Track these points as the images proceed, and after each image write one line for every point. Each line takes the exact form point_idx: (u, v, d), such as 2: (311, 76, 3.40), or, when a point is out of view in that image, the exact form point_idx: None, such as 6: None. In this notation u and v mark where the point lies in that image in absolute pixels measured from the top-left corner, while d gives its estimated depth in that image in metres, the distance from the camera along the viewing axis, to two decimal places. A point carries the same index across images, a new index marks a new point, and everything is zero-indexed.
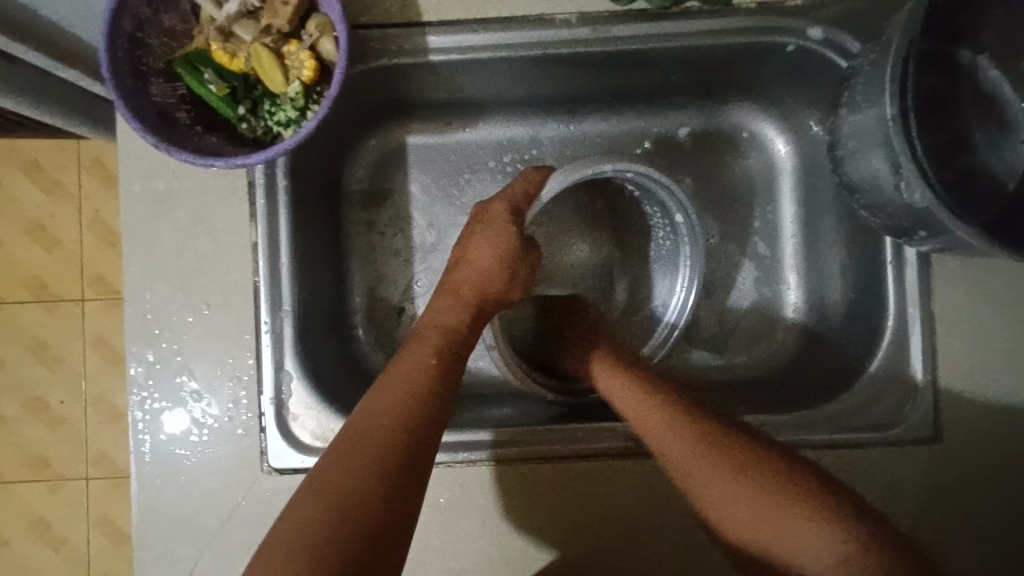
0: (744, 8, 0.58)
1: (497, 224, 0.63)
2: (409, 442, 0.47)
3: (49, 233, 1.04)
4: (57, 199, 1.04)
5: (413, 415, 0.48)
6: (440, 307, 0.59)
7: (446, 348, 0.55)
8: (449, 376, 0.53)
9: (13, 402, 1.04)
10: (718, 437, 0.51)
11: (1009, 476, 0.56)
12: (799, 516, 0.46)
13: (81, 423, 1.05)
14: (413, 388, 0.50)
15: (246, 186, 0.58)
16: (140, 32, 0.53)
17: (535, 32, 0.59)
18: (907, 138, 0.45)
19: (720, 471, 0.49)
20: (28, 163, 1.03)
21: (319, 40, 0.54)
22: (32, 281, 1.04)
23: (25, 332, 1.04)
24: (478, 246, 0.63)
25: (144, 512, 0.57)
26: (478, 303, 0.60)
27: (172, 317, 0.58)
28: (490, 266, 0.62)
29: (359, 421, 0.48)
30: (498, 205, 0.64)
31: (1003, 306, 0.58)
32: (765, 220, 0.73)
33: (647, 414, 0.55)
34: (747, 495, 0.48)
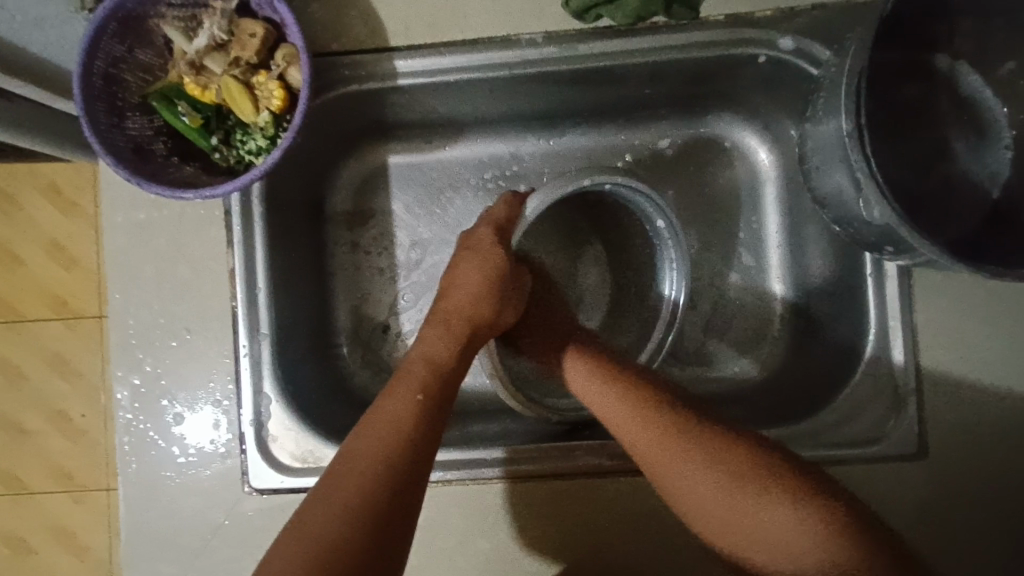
0: (712, 22, 0.57)
1: (486, 247, 0.61)
2: (394, 486, 0.47)
3: (67, 252, 1.08)
4: (74, 220, 1.08)
5: (399, 457, 0.48)
6: (428, 337, 0.58)
7: (433, 383, 0.54)
8: (435, 413, 0.52)
9: (36, 415, 1.08)
10: (691, 425, 0.52)
11: (997, 493, 0.55)
12: (775, 501, 0.47)
13: (101, 435, 1.09)
14: (401, 431, 0.50)
15: (223, 214, 0.60)
16: (115, 68, 0.55)
17: (501, 53, 0.59)
18: (864, 154, 0.45)
19: (703, 465, 0.50)
20: (46, 186, 1.07)
21: (287, 70, 0.55)
22: (53, 299, 1.08)
23: (47, 348, 1.08)
24: (467, 272, 0.61)
25: (132, 532, 0.59)
26: (468, 332, 0.59)
27: (155, 342, 0.60)
28: (478, 293, 0.60)
29: (344, 463, 0.48)
30: (485, 229, 0.63)
31: (990, 317, 0.56)
32: (752, 230, 0.71)
33: (624, 411, 0.55)
34: (723, 485, 0.49)
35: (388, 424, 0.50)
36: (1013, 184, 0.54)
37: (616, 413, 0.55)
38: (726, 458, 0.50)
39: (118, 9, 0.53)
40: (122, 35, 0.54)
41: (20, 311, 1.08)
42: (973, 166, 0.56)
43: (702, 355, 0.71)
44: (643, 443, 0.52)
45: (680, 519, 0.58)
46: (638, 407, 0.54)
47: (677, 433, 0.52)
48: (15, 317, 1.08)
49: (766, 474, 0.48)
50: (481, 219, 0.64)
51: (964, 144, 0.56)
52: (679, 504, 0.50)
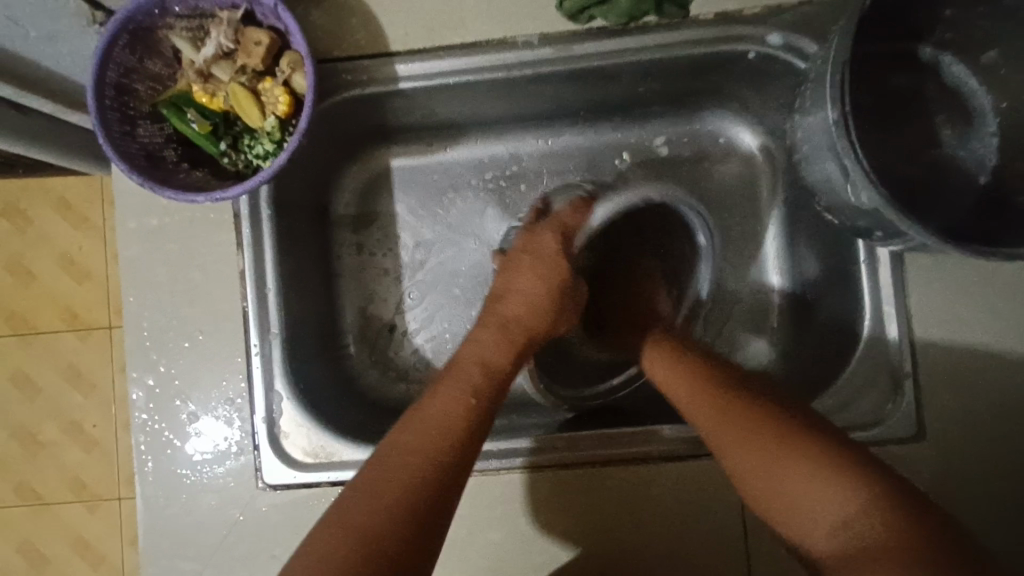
0: (701, 20, 0.59)
1: (548, 256, 0.63)
2: (443, 483, 0.47)
3: (79, 265, 1.10)
4: (85, 233, 1.10)
5: (449, 455, 0.49)
6: (483, 338, 0.58)
7: (484, 384, 0.54)
8: (485, 414, 0.52)
9: (51, 425, 1.10)
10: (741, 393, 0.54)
11: (995, 473, 0.56)
12: (807, 461, 0.47)
13: (114, 444, 1.10)
14: (449, 426, 0.50)
15: (232, 218, 0.62)
16: (127, 78, 0.57)
17: (498, 55, 0.61)
18: (851, 142, 0.46)
19: (745, 428, 0.51)
20: (57, 200, 1.10)
21: (291, 76, 0.57)
22: (65, 311, 1.10)
23: (61, 360, 1.10)
24: (527, 278, 0.62)
25: (149, 529, 0.60)
26: (524, 338, 0.59)
27: (169, 344, 0.61)
28: (534, 300, 0.61)
29: (393, 454, 0.48)
30: (548, 236, 0.65)
31: (984, 300, 0.57)
32: (749, 223, 0.73)
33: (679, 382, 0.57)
34: (765, 445, 0.49)
35: (440, 422, 0.50)
36: (1001, 169, 0.56)
37: (671, 378, 0.59)
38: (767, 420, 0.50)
39: (129, 21, 0.55)
40: (133, 46, 0.56)
41: (33, 323, 1.10)
42: (961, 153, 0.57)
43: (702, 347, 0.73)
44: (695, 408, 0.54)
45: (684, 506, 0.59)
46: (692, 378, 0.57)
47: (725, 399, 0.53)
48: (29, 329, 1.10)
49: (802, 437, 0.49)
50: (544, 226, 0.66)
51: (950, 132, 0.58)
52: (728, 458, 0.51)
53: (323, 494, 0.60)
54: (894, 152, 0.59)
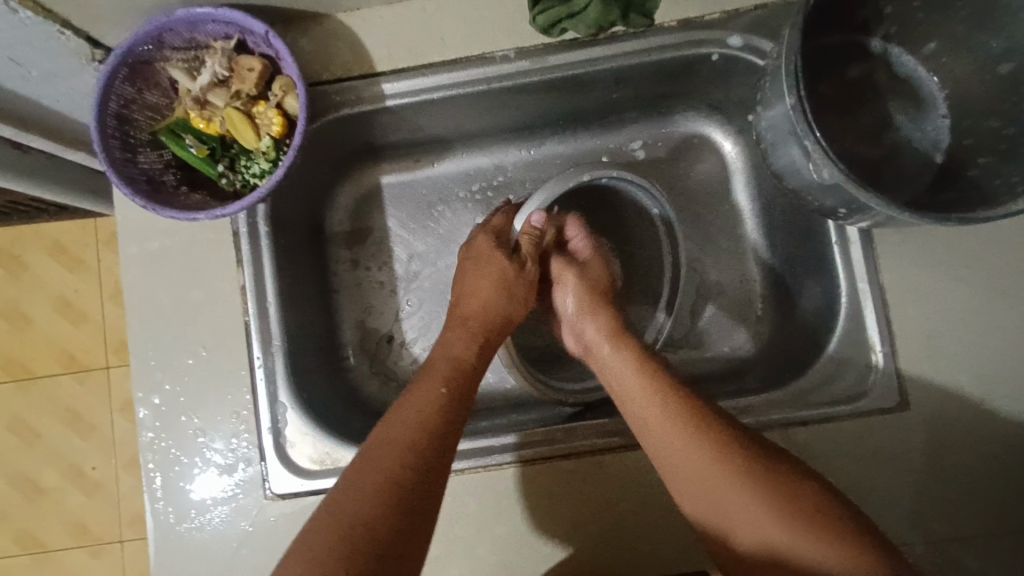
0: (666, 27, 0.63)
1: (486, 254, 0.66)
2: (423, 471, 0.50)
3: (75, 307, 1.12)
4: (80, 276, 1.12)
5: (426, 446, 0.51)
6: (450, 338, 0.62)
7: (457, 376, 0.58)
8: (458, 405, 0.55)
9: (51, 471, 1.10)
10: (750, 457, 0.51)
11: (977, 434, 0.58)
12: (817, 538, 0.46)
13: (114, 486, 1.10)
14: (427, 415, 0.53)
15: (232, 236, 0.64)
16: (126, 109, 0.60)
17: (478, 70, 0.64)
18: (810, 124, 0.49)
19: (753, 502, 0.49)
20: (52, 245, 1.12)
21: (284, 98, 0.60)
22: (62, 354, 1.11)
23: (60, 404, 1.10)
24: (473, 278, 0.66)
25: (160, 546, 0.61)
26: (486, 333, 0.63)
27: (174, 361, 0.63)
28: (487, 293, 0.65)
29: (375, 452, 0.50)
30: (481, 239, 0.68)
31: (953, 271, 0.60)
32: (726, 218, 0.76)
33: (666, 424, 0.54)
34: (775, 525, 0.48)
35: (415, 417, 0.53)
36: (953, 146, 0.59)
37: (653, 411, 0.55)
38: (776, 491, 0.49)
39: (128, 55, 0.58)
40: (132, 79, 0.59)
41: (31, 369, 1.11)
42: (915, 135, 0.61)
43: (690, 338, 0.75)
44: (698, 477, 0.51)
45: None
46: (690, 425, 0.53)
47: (729, 460, 0.51)
48: (26, 375, 1.11)
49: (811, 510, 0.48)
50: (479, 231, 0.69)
51: (903, 117, 0.62)
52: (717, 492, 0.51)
53: None
54: (855, 137, 0.62)
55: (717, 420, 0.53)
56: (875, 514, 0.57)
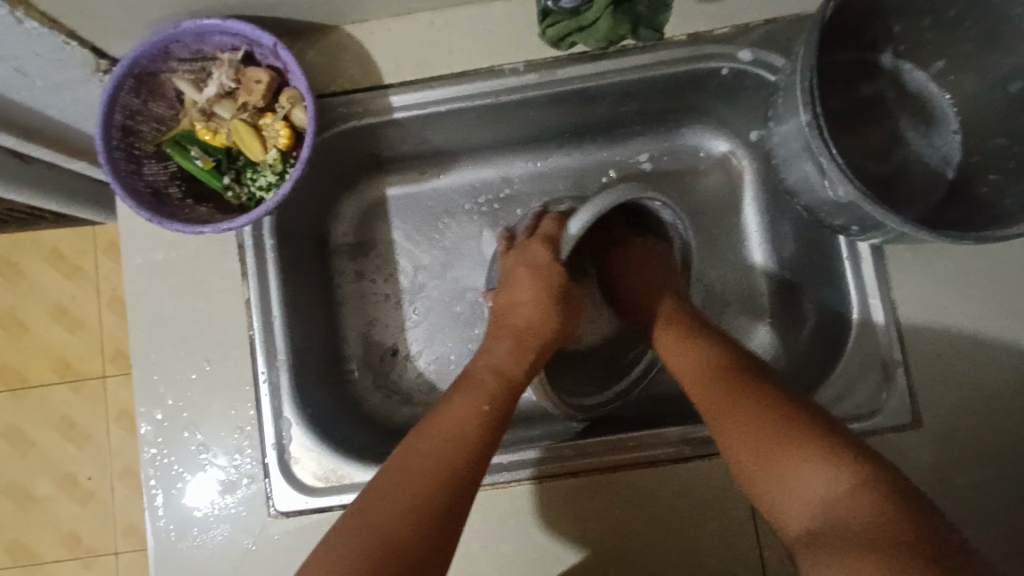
0: (675, 41, 0.62)
1: (543, 265, 0.63)
2: (458, 491, 0.50)
3: (72, 316, 1.11)
4: (78, 283, 1.11)
5: (463, 464, 0.51)
6: (497, 350, 0.61)
7: (500, 391, 0.57)
8: (497, 422, 0.55)
9: (45, 481, 1.08)
10: (740, 387, 0.55)
11: (990, 453, 0.57)
12: (814, 458, 0.48)
13: (109, 497, 1.09)
14: (466, 432, 0.53)
15: (236, 249, 0.64)
16: (131, 120, 0.59)
17: (487, 82, 0.64)
18: (825, 139, 0.49)
19: (742, 429, 0.52)
20: (50, 253, 1.11)
21: (291, 111, 0.60)
22: (60, 363, 1.10)
23: (55, 413, 1.09)
24: (525, 289, 0.63)
25: (161, 564, 0.60)
26: (536, 346, 0.62)
27: (177, 375, 0.62)
28: (540, 308, 0.62)
29: (411, 464, 0.50)
30: (537, 245, 0.64)
31: (964, 288, 0.60)
32: (732, 230, 0.76)
33: (691, 364, 0.60)
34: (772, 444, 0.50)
35: (455, 431, 0.53)
36: (965, 164, 0.59)
37: (684, 355, 0.61)
38: (765, 413, 0.52)
39: (133, 67, 0.57)
40: (138, 90, 0.59)
41: (26, 377, 1.10)
42: (927, 152, 0.61)
43: None
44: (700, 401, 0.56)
45: (692, 507, 0.60)
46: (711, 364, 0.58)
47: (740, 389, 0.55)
48: (22, 383, 1.10)
49: (816, 436, 0.50)
50: (530, 239, 0.65)
51: (914, 133, 0.61)
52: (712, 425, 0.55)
53: (335, 518, 0.60)
54: (865, 153, 0.62)
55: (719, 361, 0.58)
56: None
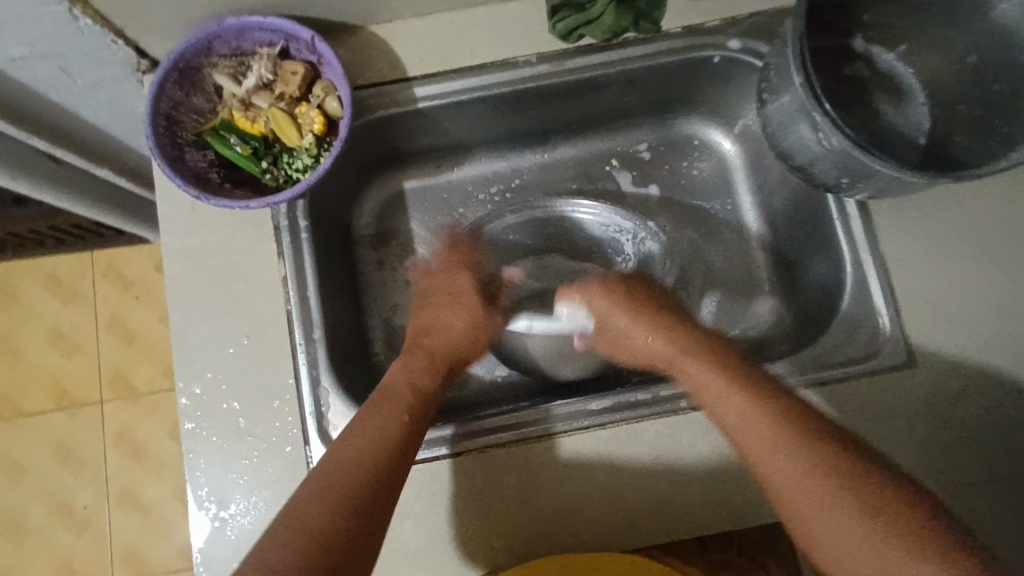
0: (670, 34, 0.70)
1: (446, 303, 0.72)
2: (376, 487, 0.53)
3: (69, 340, 1.19)
4: (75, 305, 1.20)
5: (381, 462, 0.55)
6: (408, 367, 0.65)
7: (416, 402, 0.61)
8: (415, 426, 0.59)
9: (40, 510, 1.14)
10: (835, 456, 0.52)
11: (984, 388, 0.62)
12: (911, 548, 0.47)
13: (106, 523, 1.14)
14: (385, 436, 0.56)
15: (273, 230, 0.67)
16: (175, 111, 0.64)
17: (504, 73, 0.70)
18: (818, 96, 0.56)
19: (841, 508, 0.49)
20: (47, 277, 1.21)
21: (325, 100, 0.65)
22: (55, 388, 1.17)
23: (51, 441, 1.16)
24: (438, 318, 0.71)
25: (206, 534, 0.62)
26: (447, 364, 0.68)
27: (215, 351, 0.65)
28: (449, 331, 0.70)
29: (333, 468, 0.54)
30: (444, 285, 0.74)
31: (946, 240, 0.66)
32: (729, 208, 0.82)
33: (757, 412, 0.55)
34: (821, 496, 0.50)
35: (375, 436, 0.56)
36: (934, 130, 0.66)
37: (745, 408, 0.56)
38: (861, 497, 0.50)
39: (180, 61, 0.62)
40: (181, 83, 0.64)
41: (20, 405, 1.17)
42: (900, 120, 0.67)
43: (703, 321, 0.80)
44: (785, 462, 0.52)
45: (652, 461, 0.64)
46: (766, 411, 0.55)
47: (776, 426, 0.54)
48: (16, 411, 1.16)
49: (912, 529, 0.48)
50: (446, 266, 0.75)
51: (889, 107, 0.68)
52: (792, 489, 0.51)
53: None
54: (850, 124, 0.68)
55: (812, 420, 0.54)
56: None
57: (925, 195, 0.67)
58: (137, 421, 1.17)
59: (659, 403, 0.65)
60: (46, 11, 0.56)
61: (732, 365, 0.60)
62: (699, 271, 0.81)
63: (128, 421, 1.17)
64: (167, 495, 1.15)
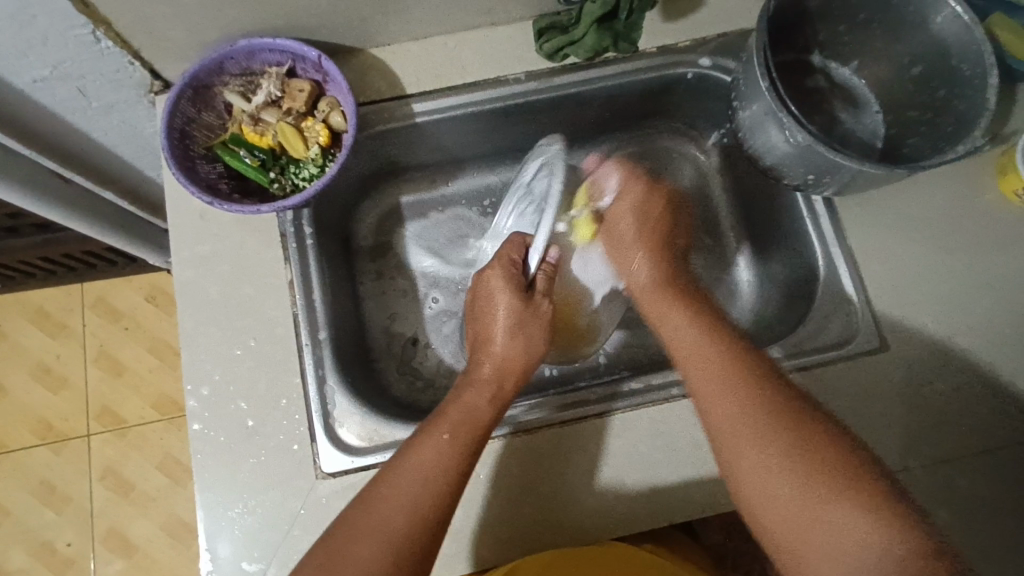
0: (647, 53, 0.76)
1: (499, 296, 0.67)
2: (425, 523, 0.54)
3: (56, 374, 1.18)
4: (64, 340, 1.19)
5: (432, 496, 0.55)
6: (464, 389, 0.63)
7: (467, 428, 0.59)
8: (466, 454, 0.57)
9: (20, 552, 1.11)
10: (799, 416, 0.54)
11: (950, 367, 0.67)
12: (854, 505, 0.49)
13: (90, 562, 1.11)
14: (437, 467, 0.56)
15: (279, 238, 0.71)
16: (188, 126, 0.68)
17: (495, 90, 0.75)
18: (781, 99, 0.63)
19: (792, 468, 0.52)
20: (35, 312, 1.20)
21: (330, 114, 0.70)
22: (40, 424, 1.16)
23: (33, 477, 1.13)
24: (494, 326, 0.67)
25: (213, 534, 0.62)
26: (501, 382, 0.64)
27: (224, 354, 0.67)
28: (505, 347, 0.66)
29: (379, 496, 0.54)
30: (498, 282, 0.68)
31: (908, 233, 0.71)
32: (706, 212, 0.88)
33: (709, 364, 0.59)
34: (753, 429, 0.54)
35: (424, 466, 0.56)
36: (888, 135, 0.74)
37: (709, 362, 0.60)
38: (812, 458, 0.52)
39: (193, 80, 0.66)
40: (194, 100, 0.68)
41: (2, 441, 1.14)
42: (858, 128, 0.75)
43: None
44: (733, 419, 0.56)
45: (649, 447, 0.67)
46: (726, 373, 0.58)
47: (764, 415, 0.55)
48: None
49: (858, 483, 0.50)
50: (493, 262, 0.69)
51: (846, 115, 0.75)
52: (741, 454, 0.54)
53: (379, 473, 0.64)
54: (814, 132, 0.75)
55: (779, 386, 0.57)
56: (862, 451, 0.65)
57: (887, 192, 0.73)
58: (124, 454, 1.15)
59: (651, 392, 0.68)
60: (72, 35, 0.60)
61: (706, 314, 0.65)
62: (680, 269, 0.86)
63: (116, 455, 1.15)
64: (154, 530, 1.13)
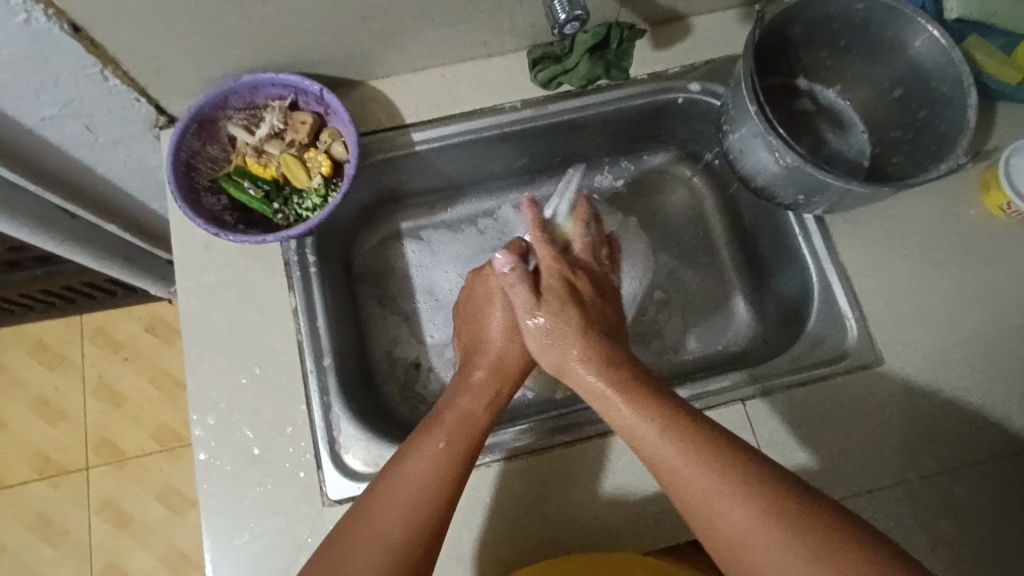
0: (638, 80, 0.78)
1: (498, 295, 0.73)
2: (422, 529, 0.54)
3: (54, 407, 1.17)
4: (63, 372, 1.19)
5: (430, 505, 0.55)
6: (462, 393, 0.65)
7: (465, 432, 0.60)
8: (463, 457, 0.58)
9: None
10: (740, 459, 0.51)
11: (945, 378, 0.68)
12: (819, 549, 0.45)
13: None
14: (431, 475, 0.56)
15: (283, 266, 0.72)
16: (193, 159, 0.70)
17: (493, 117, 0.77)
18: (768, 121, 0.65)
19: (747, 513, 0.48)
20: (34, 345, 1.20)
21: (332, 145, 0.71)
22: (38, 457, 1.15)
23: (31, 512, 1.12)
24: (495, 328, 0.71)
25: (219, 563, 0.62)
26: (498, 385, 0.67)
27: (229, 382, 0.67)
28: (506, 347, 0.70)
29: (374, 507, 0.54)
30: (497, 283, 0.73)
31: (897, 248, 0.73)
32: (699, 232, 0.90)
33: (648, 410, 0.57)
34: (686, 460, 0.52)
35: (421, 473, 0.56)
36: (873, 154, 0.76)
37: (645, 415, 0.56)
38: (761, 501, 0.49)
39: (198, 115, 0.68)
40: (199, 134, 0.70)
41: None
42: (845, 147, 0.77)
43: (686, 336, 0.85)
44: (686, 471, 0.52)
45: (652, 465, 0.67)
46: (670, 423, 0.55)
47: (706, 454, 0.52)
48: None
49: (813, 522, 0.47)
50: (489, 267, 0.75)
51: (833, 135, 0.78)
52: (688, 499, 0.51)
53: None
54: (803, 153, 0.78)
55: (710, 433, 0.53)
56: (862, 463, 0.66)
57: (875, 209, 0.75)
58: (123, 486, 1.14)
59: None
60: (83, 73, 0.62)
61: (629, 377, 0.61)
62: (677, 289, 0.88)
63: (114, 487, 1.14)
64: (153, 563, 1.11)
